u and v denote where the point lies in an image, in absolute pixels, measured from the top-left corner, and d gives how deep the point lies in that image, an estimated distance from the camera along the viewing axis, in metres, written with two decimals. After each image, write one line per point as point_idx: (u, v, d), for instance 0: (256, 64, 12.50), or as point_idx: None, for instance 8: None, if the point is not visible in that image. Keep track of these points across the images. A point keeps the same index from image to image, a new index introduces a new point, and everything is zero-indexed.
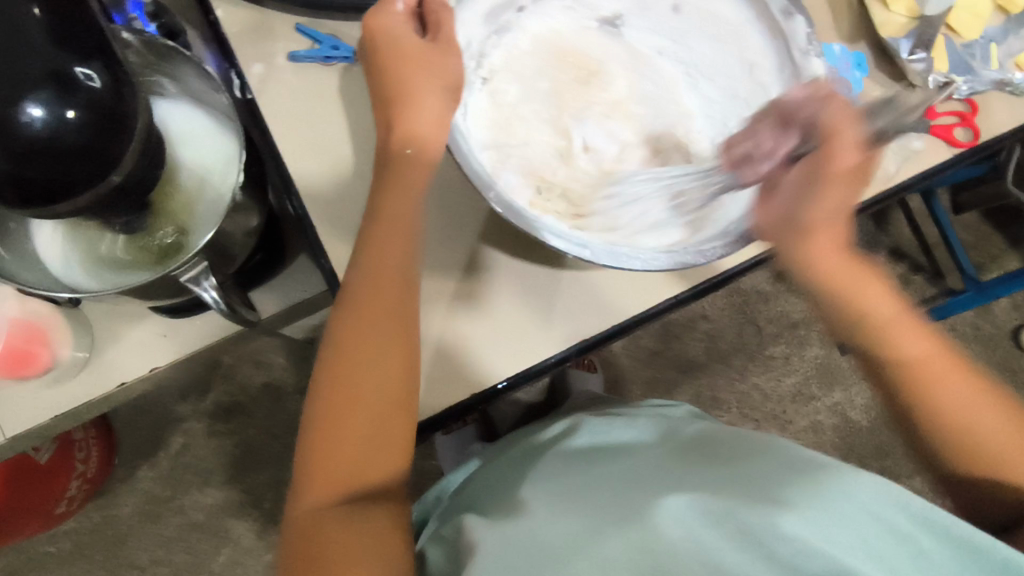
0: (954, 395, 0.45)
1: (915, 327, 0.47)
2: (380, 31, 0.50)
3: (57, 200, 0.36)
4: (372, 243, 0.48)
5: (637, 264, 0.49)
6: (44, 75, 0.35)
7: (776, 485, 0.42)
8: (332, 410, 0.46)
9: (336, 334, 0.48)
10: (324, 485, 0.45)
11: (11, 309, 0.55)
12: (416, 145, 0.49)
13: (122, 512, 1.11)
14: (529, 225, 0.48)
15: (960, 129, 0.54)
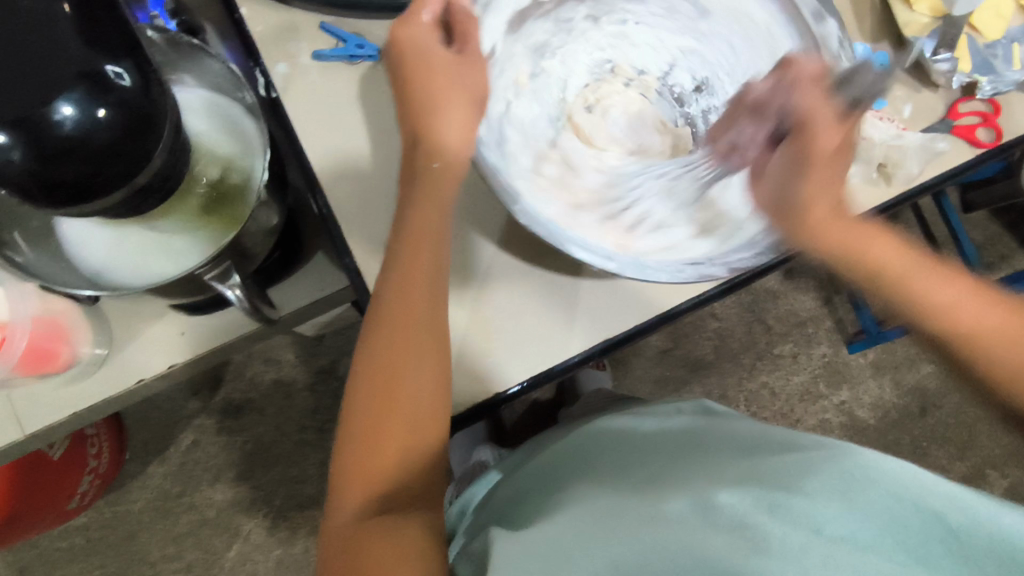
0: (944, 301, 0.45)
1: (939, 270, 0.46)
2: (408, 42, 0.49)
3: (87, 200, 0.36)
4: (409, 245, 0.48)
5: (665, 276, 0.50)
6: (75, 75, 0.35)
7: (774, 482, 0.41)
8: (371, 419, 0.46)
9: (372, 345, 0.47)
10: (362, 487, 0.45)
11: (32, 306, 0.53)
12: (447, 149, 0.49)
13: (133, 508, 1.12)
14: (552, 234, 0.49)
15: (982, 129, 0.54)
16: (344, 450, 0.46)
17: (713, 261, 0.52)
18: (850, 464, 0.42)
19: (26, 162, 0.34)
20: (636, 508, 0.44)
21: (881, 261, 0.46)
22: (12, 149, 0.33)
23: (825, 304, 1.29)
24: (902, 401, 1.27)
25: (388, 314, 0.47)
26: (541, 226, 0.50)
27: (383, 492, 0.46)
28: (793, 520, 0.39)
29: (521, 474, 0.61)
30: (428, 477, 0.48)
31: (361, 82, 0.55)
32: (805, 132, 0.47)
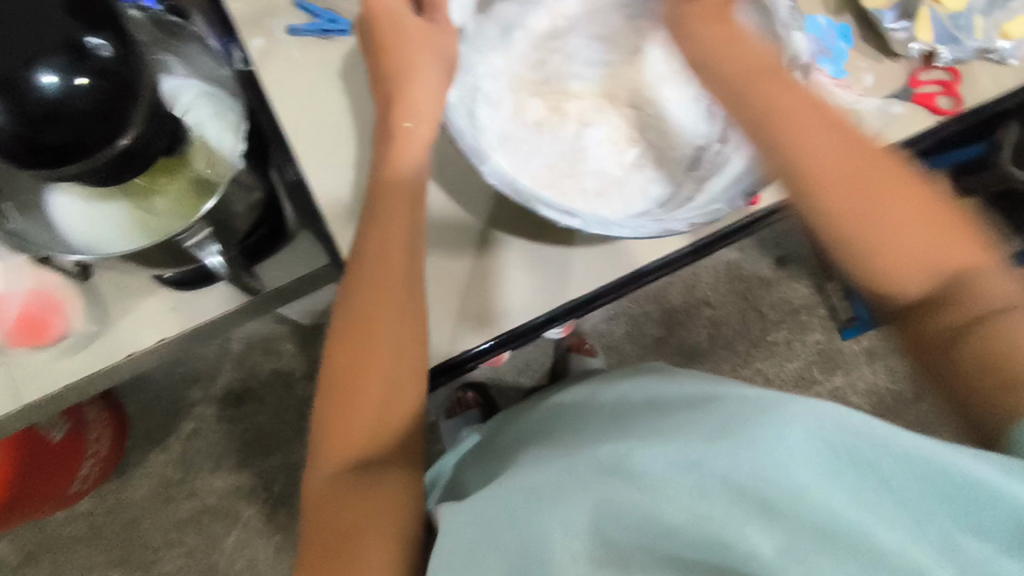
0: (921, 244, 0.45)
1: (911, 192, 0.47)
2: (382, 15, 0.53)
3: (70, 163, 0.38)
4: (382, 215, 0.50)
5: (628, 231, 0.50)
6: (57, 45, 0.37)
7: (725, 426, 0.43)
8: (349, 380, 0.48)
9: (350, 306, 0.49)
10: (340, 451, 0.47)
11: (27, 279, 0.59)
12: (414, 120, 0.51)
13: (135, 495, 1.14)
14: (522, 195, 0.50)
15: (943, 98, 0.56)
16: (323, 418, 0.48)
17: (675, 217, 0.52)
18: (794, 408, 0.41)
19: (11, 126, 0.36)
20: (595, 481, 0.43)
21: (874, 219, 0.46)
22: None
23: (818, 291, 1.29)
24: (896, 387, 1.27)
25: (364, 281, 0.49)
26: (505, 185, 0.50)
27: (359, 454, 0.47)
28: (749, 479, 0.39)
29: (497, 445, 0.63)
30: (405, 439, 0.49)
31: (338, 57, 0.57)
32: (754, 108, 0.49)
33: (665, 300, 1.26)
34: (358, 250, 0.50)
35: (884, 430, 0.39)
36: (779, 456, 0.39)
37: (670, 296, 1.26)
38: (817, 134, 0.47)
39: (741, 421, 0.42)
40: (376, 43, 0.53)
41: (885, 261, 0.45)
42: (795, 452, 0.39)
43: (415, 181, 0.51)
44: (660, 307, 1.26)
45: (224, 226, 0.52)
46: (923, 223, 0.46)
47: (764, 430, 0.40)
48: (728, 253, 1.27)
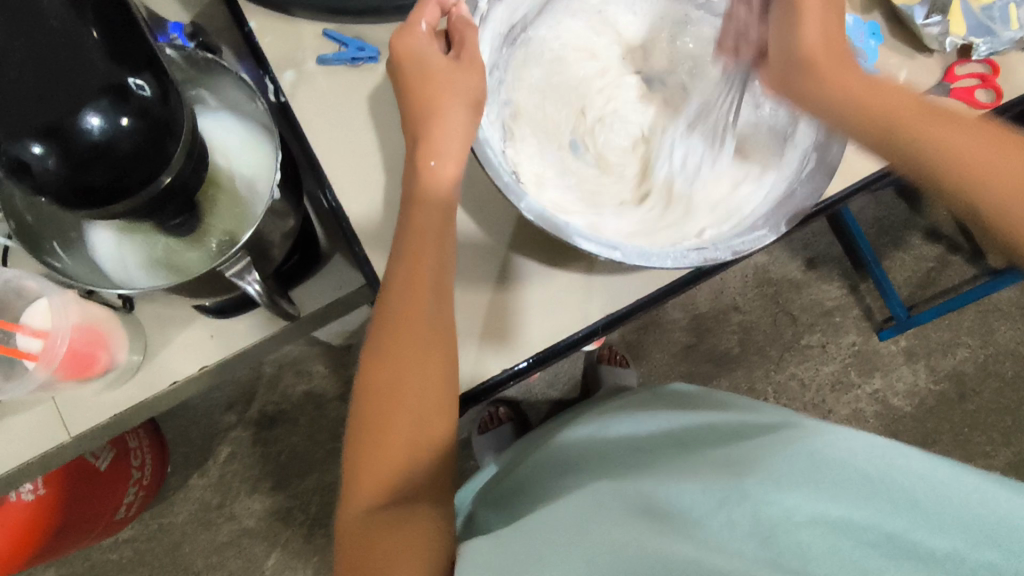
0: (987, 153, 0.43)
1: (953, 120, 0.45)
2: (406, 51, 0.53)
3: (116, 201, 0.40)
4: (410, 255, 0.50)
5: (670, 263, 0.50)
6: (100, 86, 0.38)
7: (760, 452, 0.47)
8: (382, 416, 0.48)
9: (380, 341, 0.50)
10: (367, 489, 0.47)
11: (72, 311, 0.56)
12: (439, 158, 0.51)
13: (176, 520, 1.16)
14: (559, 229, 0.49)
15: (981, 91, 0.55)
16: (352, 455, 0.49)
17: (719, 246, 0.51)
18: (824, 444, 0.46)
19: (60, 169, 0.37)
20: (637, 513, 0.43)
21: (936, 161, 0.44)
22: (48, 157, 0.37)
23: (852, 292, 1.26)
24: (938, 387, 1.23)
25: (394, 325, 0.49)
26: (543, 220, 0.49)
27: (392, 491, 0.47)
28: (781, 506, 0.42)
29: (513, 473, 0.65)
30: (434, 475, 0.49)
31: (365, 84, 0.58)
32: (873, 109, 0.47)
33: (694, 307, 1.25)
34: (386, 284, 0.51)
35: (905, 479, 0.44)
36: (789, 470, 0.44)
37: (699, 302, 1.25)
38: (956, 131, 0.44)
39: (779, 445, 0.47)
40: (407, 78, 0.53)
41: (960, 176, 0.43)
42: (824, 486, 0.43)
43: (448, 201, 0.52)
44: (689, 314, 1.25)
45: (263, 255, 0.53)
46: (976, 152, 0.43)
47: (794, 448, 0.46)
48: (757, 257, 1.25)
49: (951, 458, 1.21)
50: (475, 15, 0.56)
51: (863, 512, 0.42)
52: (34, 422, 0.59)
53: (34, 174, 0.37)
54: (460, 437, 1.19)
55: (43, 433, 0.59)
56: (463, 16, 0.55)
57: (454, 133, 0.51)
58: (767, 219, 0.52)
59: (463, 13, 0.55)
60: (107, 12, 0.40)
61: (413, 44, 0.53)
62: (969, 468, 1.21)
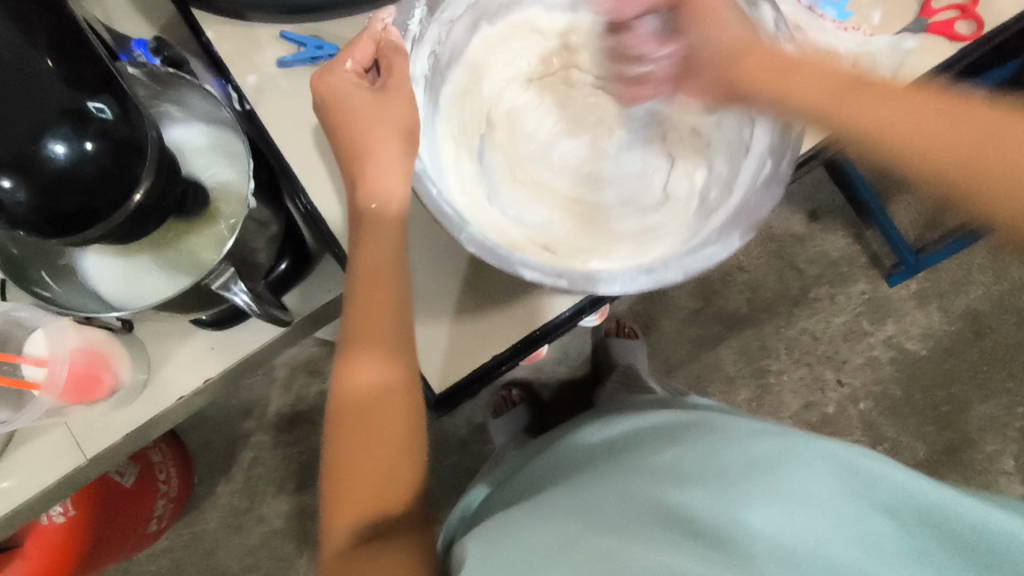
0: (886, 108, 0.43)
1: (938, 104, 0.42)
2: (335, 88, 0.51)
3: (91, 225, 0.40)
4: (365, 275, 0.50)
5: (617, 288, 0.48)
6: (58, 113, 0.38)
7: (738, 471, 0.51)
8: (351, 444, 0.48)
9: (348, 337, 0.51)
10: (345, 517, 0.47)
11: (71, 337, 0.57)
12: (379, 200, 0.51)
13: (208, 527, 1.18)
14: (506, 261, 0.48)
15: (962, 22, 0.55)
16: (329, 488, 0.49)
17: (669, 267, 0.50)
18: (809, 458, 0.52)
19: (31, 200, 0.38)
20: (654, 521, 0.46)
21: (871, 116, 0.43)
22: (17, 189, 0.37)
23: (857, 240, 1.24)
24: (953, 327, 1.22)
25: (357, 350, 0.50)
26: (487, 252, 0.48)
27: (372, 521, 0.47)
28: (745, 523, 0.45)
29: (532, 478, 0.64)
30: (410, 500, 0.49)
31: None
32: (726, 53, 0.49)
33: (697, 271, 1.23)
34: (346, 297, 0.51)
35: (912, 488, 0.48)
36: (784, 477, 0.49)
37: None
38: (879, 103, 0.43)
39: (758, 464, 0.51)
40: (329, 113, 0.52)
41: (909, 152, 0.42)
42: (816, 496, 0.48)
43: (397, 238, 0.52)
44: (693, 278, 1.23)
45: (249, 264, 0.53)
46: (957, 138, 0.41)
47: (792, 463, 0.51)
48: None
49: (969, 398, 1.20)
50: (408, 37, 0.54)
51: (852, 521, 0.46)
52: (49, 449, 0.61)
53: (6, 207, 0.37)
54: (475, 422, 1.20)
55: (58, 459, 0.61)
56: (395, 41, 0.53)
57: (388, 173, 0.51)
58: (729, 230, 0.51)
59: (395, 37, 0.53)
60: (57, 35, 0.39)
61: (334, 84, 0.51)
62: (989, 405, 1.20)
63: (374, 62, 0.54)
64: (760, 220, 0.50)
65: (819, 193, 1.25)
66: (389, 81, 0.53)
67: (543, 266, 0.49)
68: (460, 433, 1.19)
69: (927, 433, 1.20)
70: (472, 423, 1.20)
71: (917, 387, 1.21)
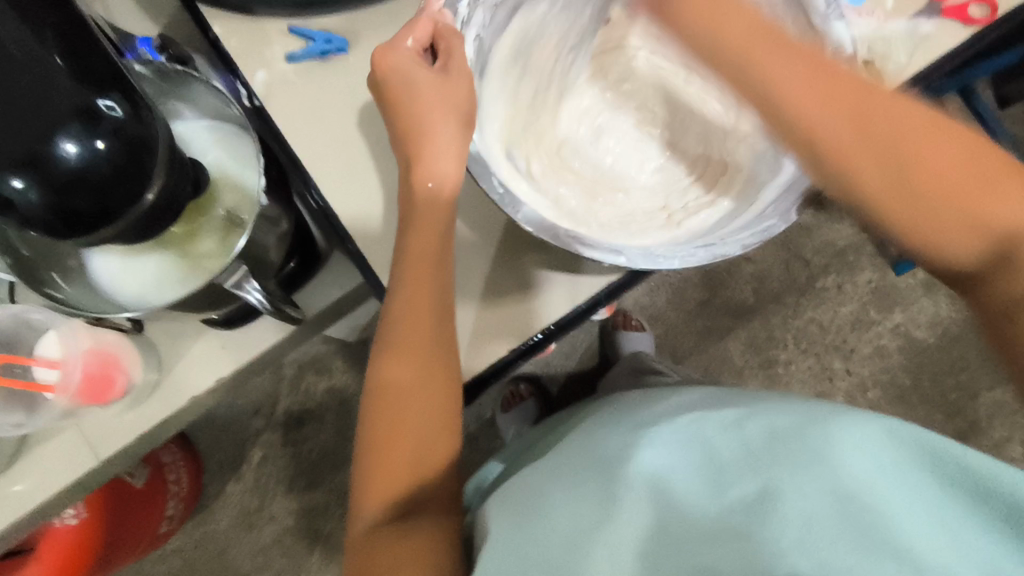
0: (957, 176, 0.43)
1: (905, 104, 0.45)
2: (392, 68, 0.51)
3: (105, 225, 0.39)
4: (406, 260, 0.51)
5: (676, 263, 0.50)
6: (69, 111, 0.37)
7: (770, 455, 0.43)
8: (390, 429, 0.49)
9: (393, 322, 0.51)
10: (377, 500, 0.48)
11: (83, 339, 0.57)
12: (435, 179, 0.51)
13: (219, 526, 1.18)
14: (563, 238, 0.49)
15: (975, 6, 0.55)
16: (362, 468, 0.50)
17: (727, 242, 0.51)
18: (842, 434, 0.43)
19: (44, 200, 0.37)
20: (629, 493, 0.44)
21: (839, 132, 0.45)
22: (29, 189, 0.37)
23: (863, 228, 1.24)
24: (961, 314, 1.21)
25: (400, 344, 0.51)
26: (545, 232, 0.48)
27: (409, 504, 0.48)
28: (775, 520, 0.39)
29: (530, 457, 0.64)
30: (443, 483, 0.50)
31: (341, 77, 0.56)
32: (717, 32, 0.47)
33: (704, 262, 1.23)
34: (391, 281, 0.52)
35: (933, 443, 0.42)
36: (814, 455, 0.42)
37: None
38: (884, 106, 0.45)
39: (779, 445, 0.43)
40: (386, 92, 0.52)
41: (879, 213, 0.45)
42: (845, 477, 0.40)
43: (444, 223, 0.52)
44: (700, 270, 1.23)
45: (261, 261, 0.53)
46: (889, 194, 0.44)
47: (832, 428, 0.43)
48: None
49: (978, 384, 1.20)
50: (459, 20, 0.53)
51: (890, 496, 0.39)
52: (62, 450, 0.61)
53: (19, 207, 0.37)
54: (484, 417, 1.20)
55: (72, 460, 0.61)
56: (449, 25, 0.52)
57: (442, 156, 0.51)
58: (776, 207, 0.52)
59: (448, 21, 0.52)
60: (66, 32, 0.39)
61: (396, 62, 0.51)
62: (999, 391, 1.20)
63: (430, 44, 0.54)
64: (811, 195, 0.51)
65: None
66: (449, 62, 0.52)
67: (603, 245, 0.49)
68: (469, 428, 1.19)
69: (936, 421, 1.19)
70: (481, 418, 1.20)
71: (926, 375, 1.21)
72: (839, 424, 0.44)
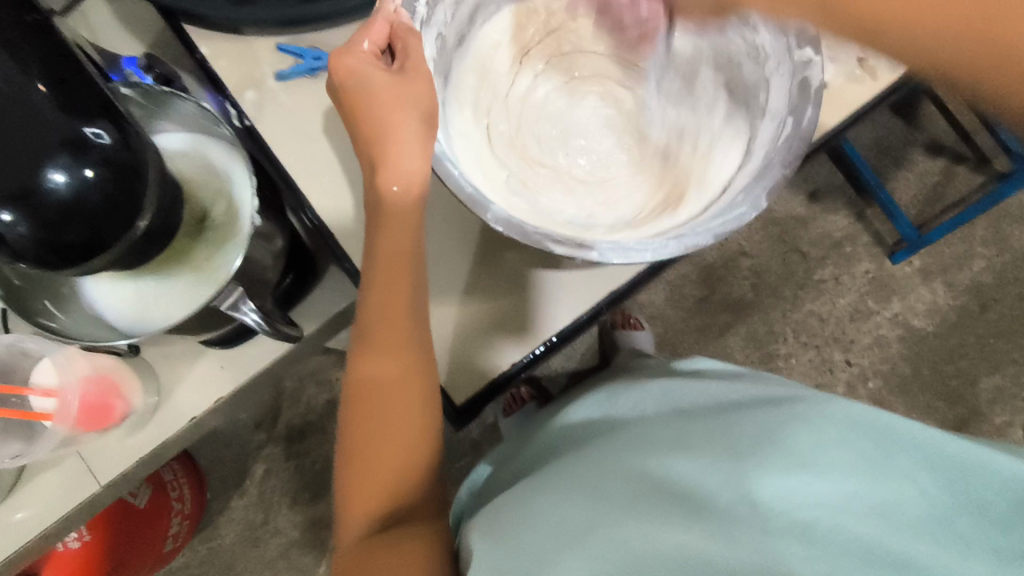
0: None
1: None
2: (350, 71, 0.47)
3: (97, 255, 0.39)
4: (383, 260, 0.48)
5: (649, 255, 0.48)
6: (56, 142, 0.37)
7: (750, 442, 0.45)
8: (365, 434, 0.49)
9: (365, 329, 0.51)
10: (360, 511, 0.49)
11: (80, 365, 0.57)
12: (400, 183, 0.47)
13: (225, 542, 1.18)
14: (528, 233, 0.47)
15: None
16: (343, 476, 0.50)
17: (695, 231, 0.50)
18: (819, 411, 0.47)
19: (35, 233, 0.37)
20: (665, 508, 0.41)
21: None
22: (19, 223, 0.36)
23: (859, 219, 1.24)
24: (959, 301, 1.22)
25: (373, 350, 0.50)
26: (513, 229, 0.47)
27: (390, 514, 0.49)
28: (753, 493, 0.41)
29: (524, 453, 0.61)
30: (422, 488, 0.50)
31: (333, 93, 0.56)
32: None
33: (701, 259, 1.23)
34: (362, 288, 0.50)
35: (924, 441, 0.45)
36: (807, 445, 0.44)
37: (706, 254, 1.23)
38: None
39: (760, 438, 0.45)
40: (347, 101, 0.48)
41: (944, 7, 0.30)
42: (828, 438, 0.45)
43: (415, 223, 0.49)
44: (697, 266, 1.23)
45: (257, 280, 0.52)
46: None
47: (807, 414, 0.47)
48: None
49: (978, 371, 1.20)
50: (416, 19, 0.53)
51: (872, 495, 0.41)
52: (64, 478, 0.60)
53: (9, 241, 0.37)
54: (486, 422, 1.19)
55: (73, 488, 0.60)
56: (404, 24, 0.51)
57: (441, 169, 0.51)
58: (748, 195, 0.51)
59: (404, 20, 0.51)
60: (50, 62, 0.38)
61: (352, 65, 0.47)
62: (999, 377, 1.20)
63: (387, 45, 0.51)
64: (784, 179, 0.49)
65: (820, 174, 1.24)
66: (407, 63, 0.50)
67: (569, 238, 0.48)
68: (472, 434, 1.18)
69: (938, 409, 1.20)
70: (483, 424, 1.19)
71: (926, 363, 1.21)
72: (829, 407, 0.48)
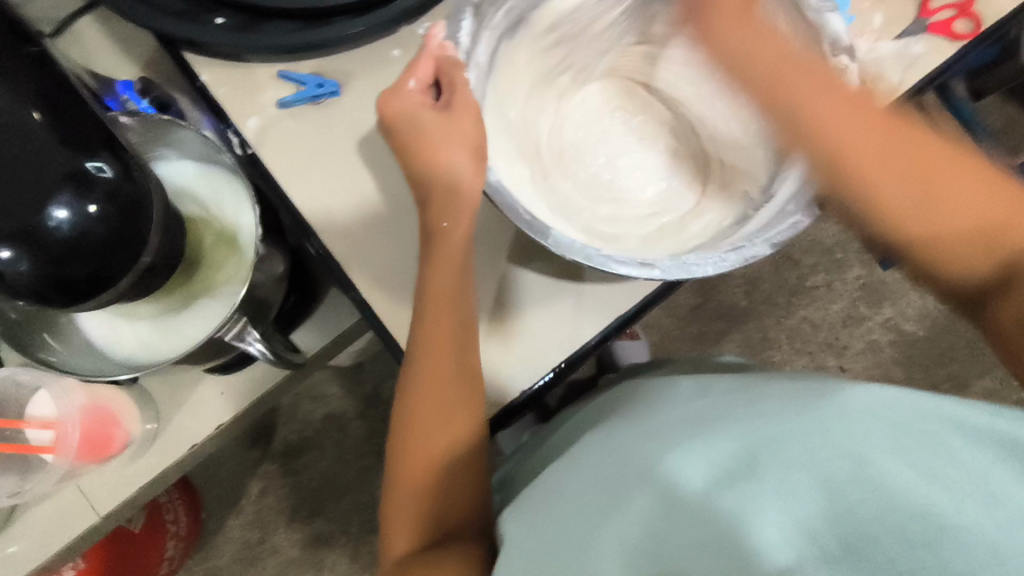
0: (889, 171, 0.46)
1: (889, 128, 0.47)
2: (400, 111, 0.51)
3: (101, 292, 0.38)
4: (432, 297, 0.49)
5: (710, 269, 0.49)
6: (57, 176, 0.36)
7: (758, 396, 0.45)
8: (419, 444, 0.49)
9: (417, 364, 0.50)
10: (410, 525, 0.49)
11: (79, 397, 0.56)
12: (450, 219, 0.50)
13: (221, 562, 1.16)
14: (590, 256, 0.47)
15: (962, 20, 0.57)
16: (391, 495, 0.50)
17: (754, 242, 0.50)
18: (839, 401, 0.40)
19: (35, 269, 0.36)
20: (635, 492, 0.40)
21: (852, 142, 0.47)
22: (19, 261, 0.35)
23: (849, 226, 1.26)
24: (948, 306, 1.23)
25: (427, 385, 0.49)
26: (576, 253, 0.47)
27: (442, 532, 0.49)
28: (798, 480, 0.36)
29: (531, 467, 0.59)
30: (473, 512, 0.50)
31: (336, 120, 0.55)
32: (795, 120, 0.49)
33: None
34: (413, 319, 0.51)
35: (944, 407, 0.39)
36: (829, 422, 0.39)
37: None
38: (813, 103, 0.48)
39: (790, 407, 0.41)
40: (400, 143, 0.51)
41: (877, 211, 0.47)
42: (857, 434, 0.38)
43: (461, 256, 0.50)
44: None
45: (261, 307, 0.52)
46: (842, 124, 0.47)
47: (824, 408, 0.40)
48: None
49: (969, 374, 1.22)
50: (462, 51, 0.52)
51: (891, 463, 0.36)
52: (61, 511, 0.59)
53: (9, 278, 0.36)
54: None
55: (72, 520, 0.59)
56: (450, 58, 0.51)
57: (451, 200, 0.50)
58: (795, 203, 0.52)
59: (449, 54, 0.51)
60: (48, 93, 0.38)
61: (401, 106, 0.51)
62: (989, 380, 1.21)
63: (435, 79, 0.53)
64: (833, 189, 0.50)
65: None
66: (452, 97, 0.51)
67: (629, 258, 0.48)
68: None
69: None
70: None
71: (918, 367, 1.22)
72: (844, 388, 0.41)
